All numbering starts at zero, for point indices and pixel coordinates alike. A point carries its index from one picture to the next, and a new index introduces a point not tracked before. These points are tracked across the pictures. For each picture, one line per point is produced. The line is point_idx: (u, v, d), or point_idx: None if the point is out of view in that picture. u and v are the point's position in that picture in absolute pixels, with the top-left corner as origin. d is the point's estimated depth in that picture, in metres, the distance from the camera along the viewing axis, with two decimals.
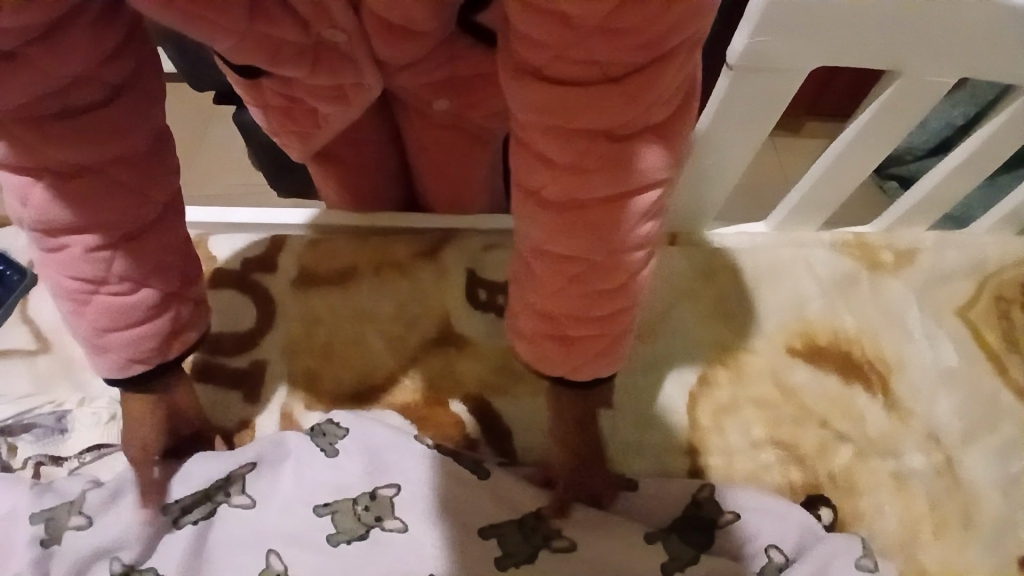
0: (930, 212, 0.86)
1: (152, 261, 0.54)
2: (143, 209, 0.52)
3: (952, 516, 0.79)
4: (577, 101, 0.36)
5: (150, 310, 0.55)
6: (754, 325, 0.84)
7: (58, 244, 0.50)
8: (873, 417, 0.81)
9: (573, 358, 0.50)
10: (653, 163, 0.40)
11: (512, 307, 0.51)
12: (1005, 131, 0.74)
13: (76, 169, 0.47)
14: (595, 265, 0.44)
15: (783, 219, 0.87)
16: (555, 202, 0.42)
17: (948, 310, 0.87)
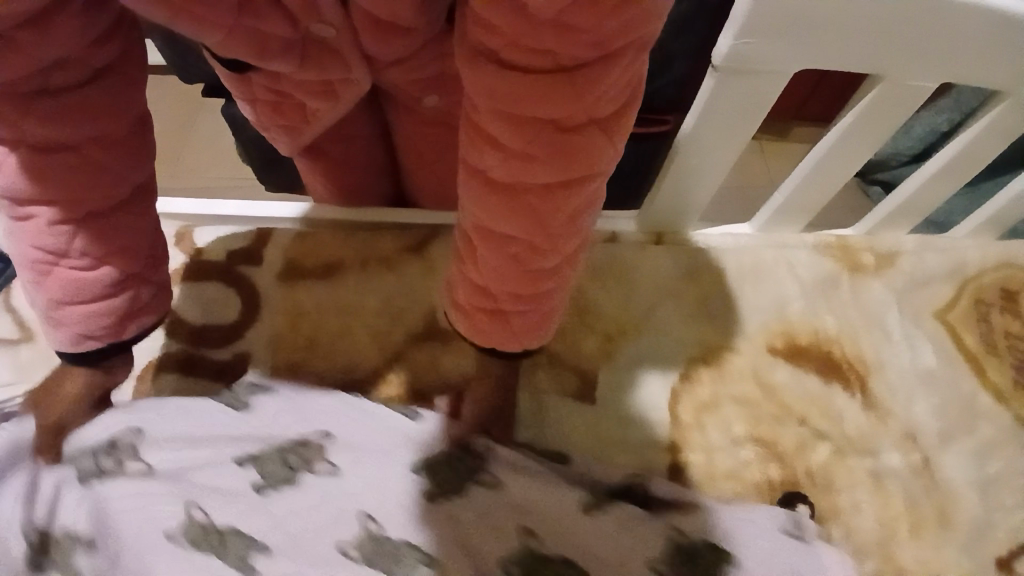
0: (909, 216, 0.88)
1: (122, 241, 0.55)
2: (118, 188, 0.52)
3: (928, 515, 0.80)
4: (526, 90, 0.37)
5: (109, 288, 0.56)
6: (736, 325, 0.85)
7: (24, 214, 0.51)
8: (852, 417, 0.82)
9: (505, 323, 0.55)
10: (594, 158, 0.42)
11: (453, 270, 0.55)
12: (986, 137, 0.76)
13: (53, 147, 0.48)
14: (533, 244, 0.48)
15: (769, 219, 0.88)
16: (498, 181, 0.44)
17: (927, 313, 0.89)
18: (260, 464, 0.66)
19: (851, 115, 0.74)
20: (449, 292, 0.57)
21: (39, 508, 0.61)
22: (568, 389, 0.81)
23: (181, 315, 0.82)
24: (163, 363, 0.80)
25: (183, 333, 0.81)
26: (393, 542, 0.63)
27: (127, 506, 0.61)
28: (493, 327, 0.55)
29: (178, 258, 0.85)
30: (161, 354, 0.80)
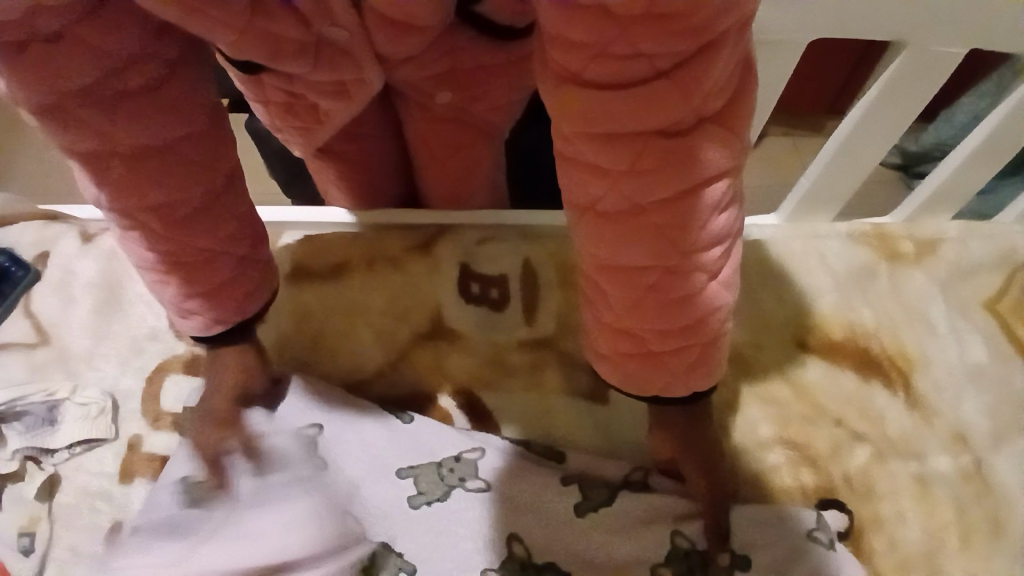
0: (949, 202, 0.81)
1: (224, 231, 0.54)
2: (209, 178, 0.51)
3: (981, 524, 0.72)
4: (624, 103, 0.33)
5: (227, 271, 0.56)
6: (763, 316, 0.80)
7: (131, 220, 0.51)
8: (894, 418, 0.76)
9: (660, 371, 0.48)
10: (723, 153, 0.37)
11: (588, 324, 0.49)
12: (1014, 117, 0.69)
13: (144, 151, 0.47)
14: (669, 270, 0.41)
15: (794, 208, 0.83)
16: (615, 210, 0.39)
17: (973, 303, 0.81)
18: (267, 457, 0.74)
19: (863, 105, 0.70)
20: (588, 348, 0.51)
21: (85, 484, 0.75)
22: (580, 388, 0.78)
23: None
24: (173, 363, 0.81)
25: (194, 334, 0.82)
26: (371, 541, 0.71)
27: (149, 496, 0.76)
28: (647, 378, 0.48)
29: None
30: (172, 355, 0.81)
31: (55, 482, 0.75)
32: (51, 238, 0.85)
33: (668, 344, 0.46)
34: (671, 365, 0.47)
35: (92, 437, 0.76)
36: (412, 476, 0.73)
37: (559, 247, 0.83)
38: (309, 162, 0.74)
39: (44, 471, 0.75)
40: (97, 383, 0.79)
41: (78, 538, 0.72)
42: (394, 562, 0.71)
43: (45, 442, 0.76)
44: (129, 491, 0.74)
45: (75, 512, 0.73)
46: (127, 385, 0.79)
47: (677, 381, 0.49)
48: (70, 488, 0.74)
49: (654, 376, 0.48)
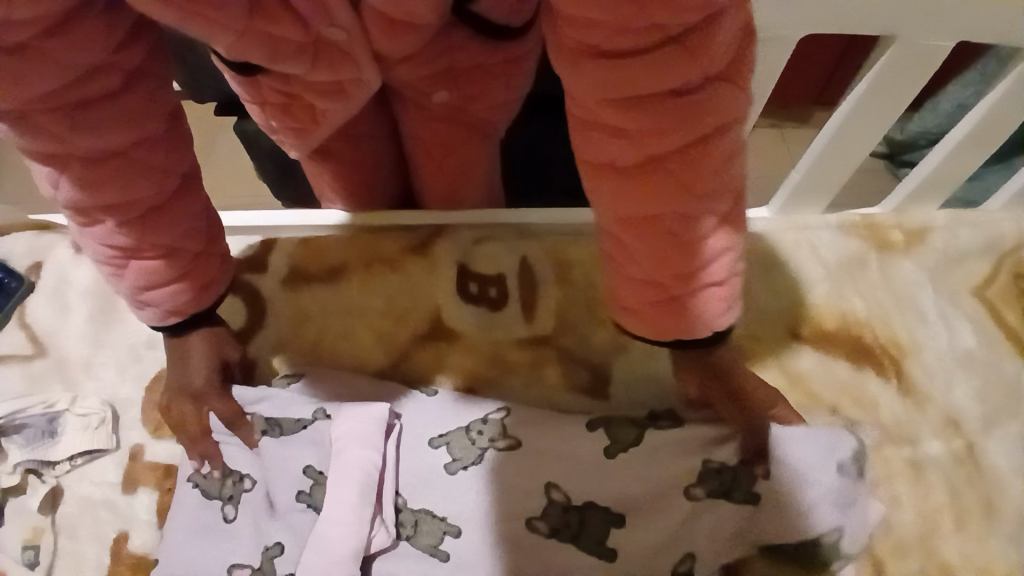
0: (938, 190, 0.82)
1: (180, 233, 0.53)
2: (166, 184, 0.51)
3: (974, 506, 0.74)
4: (640, 68, 0.34)
5: (181, 274, 0.55)
6: (758, 307, 0.81)
7: (89, 217, 0.50)
8: (887, 405, 0.77)
9: (679, 321, 0.48)
10: (731, 108, 0.38)
11: (607, 285, 0.50)
12: (1005, 104, 0.70)
13: (103, 155, 0.46)
14: (687, 216, 0.42)
15: (786, 202, 0.84)
16: (632, 168, 0.40)
17: (963, 291, 0.83)
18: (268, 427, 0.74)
19: (861, 92, 0.71)
20: (610, 311, 0.51)
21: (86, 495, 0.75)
22: (579, 383, 0.80)
23: None
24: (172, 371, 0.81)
25: None
26: (412, 510, 0.69)
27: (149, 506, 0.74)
28: (670, 332, 0.49)
29: None
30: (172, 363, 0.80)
31: (58, 494, 0.75)
32: (44, 248, 0.84)
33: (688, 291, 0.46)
34: (693, 317, 0.48)
35: (95, 447, 0.76)
36: (445, 444, 0.71)
37: (556, 245, 0.84)
38: (305, 165, 0.74)
39: (45, 483, 0.75)
40: (96, 393, 0.79)
41: (82, 549, 0.72)
42: (437, 525, 0.68)
43: (46, 454, 0.75)
44: (132, 500, 0.74)
45: (78, 523, 0.73)
46: (127, 394, 0.78)
47: (700, 332, 0.49)
48: (73, 498, 0.74)
49: (675, 327, 0.48)
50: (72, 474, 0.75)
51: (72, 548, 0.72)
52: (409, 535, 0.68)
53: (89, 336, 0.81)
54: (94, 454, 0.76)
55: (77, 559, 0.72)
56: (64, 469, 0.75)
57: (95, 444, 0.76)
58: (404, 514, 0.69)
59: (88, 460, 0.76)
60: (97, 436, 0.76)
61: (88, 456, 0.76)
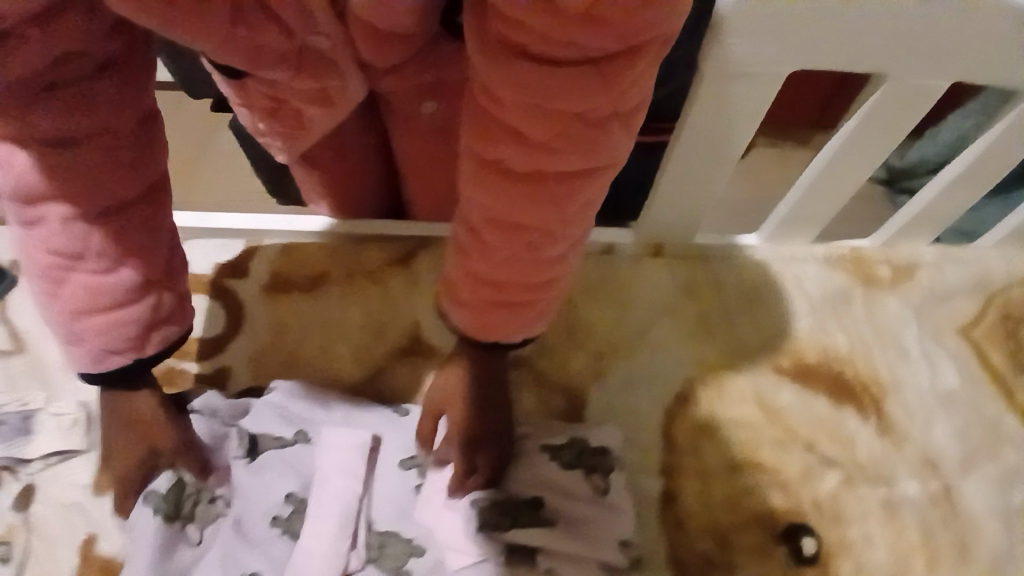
0: (930, 226, 0.81)
1: (129, 242, 0.49)
2: (128, 188, 0.47)
3: (947, 549, 0.73)
4: (551, 80, 0.33)
5: (129, 294, 0.50)
6: (737, 336, 0.80)
7: (33, 216, 0.47)
8: (864, 442, 0.76)
9: (509, 316, 0.51)
10: (614, 151, 0.39)
11: (449, 268, 0.51)
12: (1007, 140, 0.68)
13: (55, 143, 0.43)
14: (546, 233, 0.44)
15: (775, 230, 0.82)
16: (515, 173, 0.40)
17: (949, 329, 0.82)
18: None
19: (852, 120, 0.69)
20: (445, 293, 0.53)
21: (55, 498, 0.74)
22: (555, 410, 0.77)
23: None
24: None
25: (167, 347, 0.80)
26: (380, 532, 0.69)
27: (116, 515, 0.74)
28: (498, 329, 0.52)
29: None
30: None
31: (30, 492, 0.74)
32: None
33: (524, 294, 0.49)
34: (520, 319, 0.52)
35: (67, 449, 0.75)
36: (416, 466, 0.72)
37: None
38: (294, 170, 0.74)
39: (17, 479, 0.74)
40: (73, 395, 0.78)
41: (51, 551, 0.72)
42: (403, 549, 0.68)
43: (20, 451, 0.75)
44: (101, 504, 0.74)
45: (47, 525, 0.73)
46: (102, 397, 0.78)
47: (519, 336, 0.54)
48: (45, 499, 0.74)
49: (509, 327, 0.52)
50: (41, 476, 0.75)
51: (41, 550, 0.72)
52: (374, 557, 0.68)
53: None
54: (66, 456, 0.75)
55: (45, 561, 0.72)
56: (33, 470, 0.75)
57: (67, 446, 0.75)
58: (371, 536, 0.69)
59: (59, 462, 0.75)
60: (70, 437, 0.76)
61: (59, 458, 0.75)
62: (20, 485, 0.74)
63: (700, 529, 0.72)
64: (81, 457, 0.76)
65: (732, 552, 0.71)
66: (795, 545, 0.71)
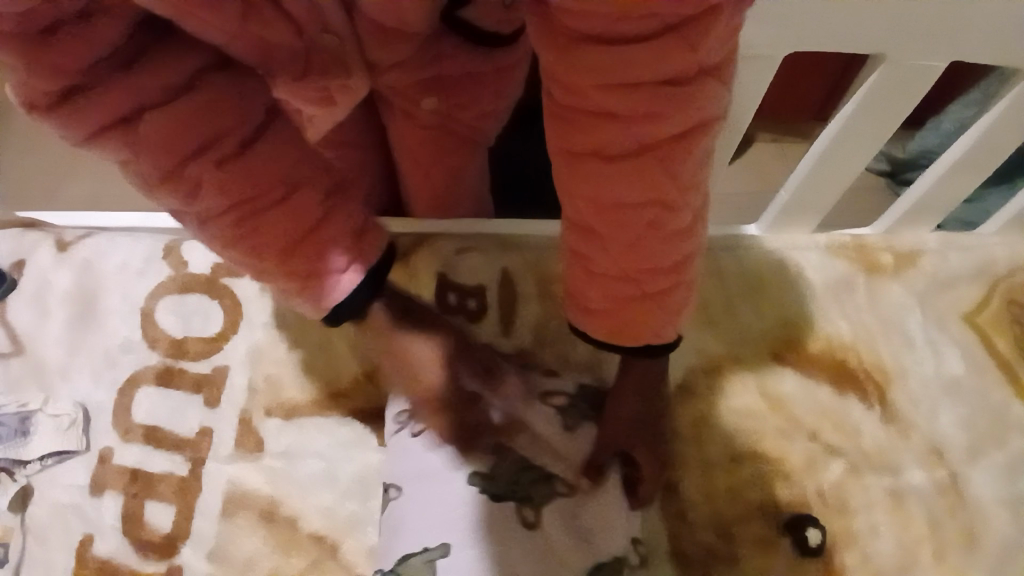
0: (929, 214, 0.80)
1: (281, 169, 0.49)
2: (252, 111, 0.47)
3: (953, 538, 0.72)
4: (637, 55, 0.32)
5: (318, 208, 0.51)
6: (738, 325, 0.79)
7: (194, 180, 0.46)
8: (870, 431, 0.75)
9: (643, 318, 0.48)
10: (710, 105, 0.37)
11: (570, 285, 0.50)
12: (1010, 117, 0.67)
13: (172, 102, 0.43)
14: (666, 205, 0.41)
15: (775, 220, 0.81)
16: (615, 154, 0.38)
17: (953, 316, 0.81)
18: (242, 435, 0.75)
19: (852, 102, 0.68)
20: (571, 308, 0.51)
21: (53, 498, 0.74)
22: None
23: (162, 329, 0.80)
24: (141, 377, 0.78)
25: (165, 346, 0.79)
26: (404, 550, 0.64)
27: (112, 515, 0.73)
28: (632, 334, 0.50)
29: (166, 272, 0.82)
30: (144, 368, 0.78)
31: (28, 493, 0.74)
32: (25, 248, 0.82)
33: (658, 283, 0.46)
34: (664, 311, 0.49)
35: (65, 449, 0.75)
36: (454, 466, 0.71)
37: (539, 261, 0.84)
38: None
39: (16, 483, 0.74)
40: (70, 394, 0.78)
41: (50, 551, 0.72)
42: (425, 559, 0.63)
43: (17, 454, 0.75)
44: (98, 503, 0.73)
45: (46, 524, 0.73)
46: (99, 397, 0.77)
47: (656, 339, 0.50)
48: (44, 498, 0.74)
49: (646, 322, 0.48)
50: (41, 476, 0.75)
51: (41, 549, 0.72)
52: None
53: (66, 336, 0.80)
54: (65, 456, 0.75)
55: (44, 561, 0.72)
56: (33, 470, 0.75)
57: (66, 446, 0.75)
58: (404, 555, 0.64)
59: (57, 463, 0.75)
60: (69, 438, 0.76)
61: (57, 459, 0.75)
62: (20, 485, 0.74)
63: (699, 521, 0.71)
64: (80, 457, 0.75)
65: (734, 541, 0.70)
66: (801, 536, 0.70)
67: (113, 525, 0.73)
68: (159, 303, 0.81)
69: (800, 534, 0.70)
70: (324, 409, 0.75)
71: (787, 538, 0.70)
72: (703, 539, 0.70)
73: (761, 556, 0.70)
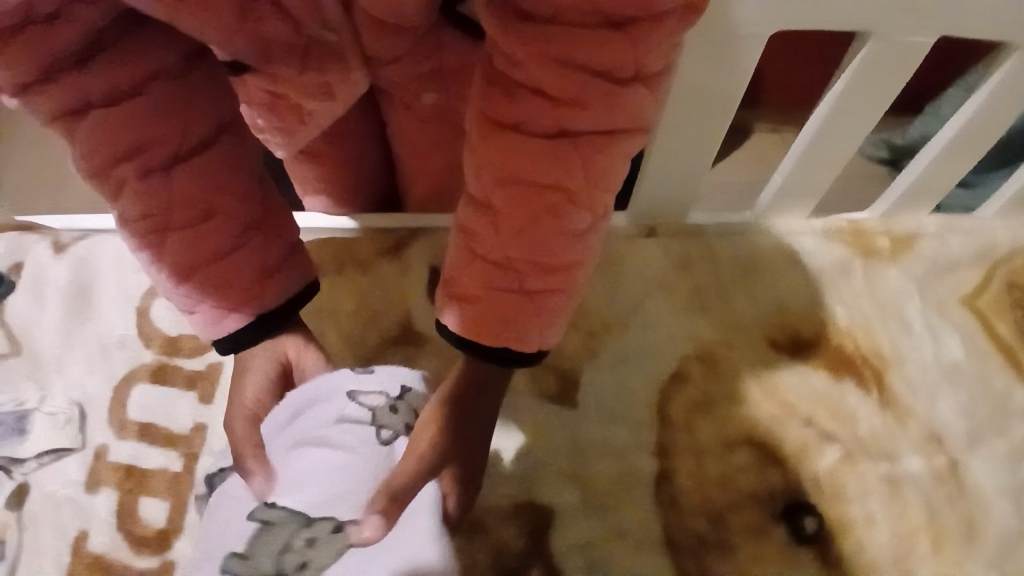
0: (925, 199, 0.79)
1: (208, 192, 0.48)
2: (194, 129, 0.47)
3: (954, 527, 0.70)
4: (577, 37, 0.34)
5: (233, 238, 0.50)
6: (732, 312, 0.78)
7: (116, 182, 0.46)
8: (866, 418, 0.74)
9: (520, 315, 0.45)
10: (638, 114, 0.39)
11: (450, 266, 0.47)
12: (996, 101, 0.67)
13: (115, 99, 0.44)
14: (571, 194, 0.41)
15: (770, 202, 0.80)
16: (536, 133, 0.39)
17: (952, 301, 0.80)
18: None
19: (841, 79, 0.66)
20: (444, 291, 0.48)
21: (48, 494, 0.74)
22: (548, 390, 0.74)
23: (157, 328, 0.81)
24: (136, 374, 0.79)
25: (160, 344, 0.80)
26: None
27: (106, 510, 0.73)
28: (508, 331, 0.46)
29: None
30: (139, 366, 0.79)
31: (24, 490, 0.74)
32: (22, 248, 0.83)
33: (540, 281, 0.44)
34: (539, 319, 0.46)
35: (61, 445, 0.75)
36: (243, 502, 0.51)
37: None
38: (288, 161, 0.74)
39: (11, 480, 0.74)
40: (66, 391, 0.78)
41: (41, 547, 0.72)
42: None
43: (14, 451, 0.75)
44: (92, 499, 0.74)
45: (40, 520, 0.73)
46: (94, 393, 0.78)
47: (532, 346, 0.47)
48: (38, 495, 0.74)
49: (514, 321, 0.45)
50: (36, 473, 0.75)
51: (33, 546, 0.72)
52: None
53: (63, 335, 0.80)
54: (60, 453, 0.75)
55: (36, 557, 0.72)
56: (28, 468, 0.75)
57: (62, 443, 0.75)
58: None
59: (52, 460, 0.75)
60: (63, 435, 0.76)
61: (53, 456, 0.75)
62: (15, 481, 0.74)
63: (688, 510, 0.70)
64: (74, 453, 0.76)
65: (730, 528, 0.69)
66: (798, 522, 0.69)
67: (105, 520, 0.73)
68: (154, 302, 0.82)
69: (797, 522, 0.69)
70: None
71: (784, 525, 0.69)
72: (699, 529, 0.69)
73: (757, 547, 0.68)
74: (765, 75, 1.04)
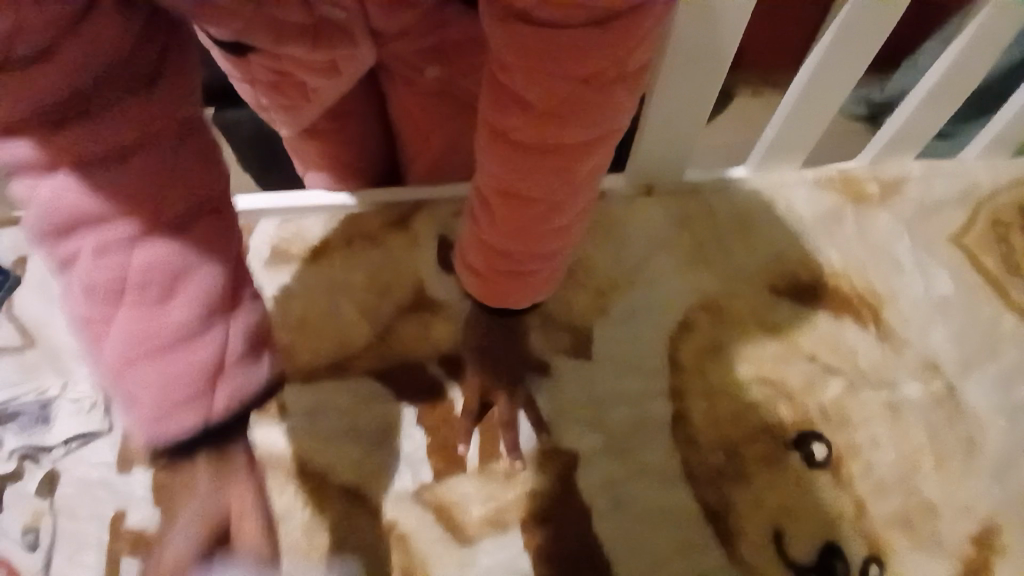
0: (910, 145, 0.83)
1: (168, 267, 0.38)
2: (166, 187, 0.38)
3: (954, 446, 0.75)
4: (562, 39, 0.33)
5: (189, 331, 0.38)
6: (735, 262, 0.82)
7: (63, 244, 0.37)
8: (866, 351, 0.78)
9: (517, 285, 0.54)
10: (617, 120, 0.40)
11: (462, 237, 0.55)
12: (969, 52, 0.71)
13: (63, 123, 0.35)
14: (554, 203, 0.45)
15: (761, 159, 0.83)
16: (527, 143, 0.40)
17: (939, 238, 0.84)
18: None
19: (830, 32, 0.68)
20: (460, 255, 0.56)
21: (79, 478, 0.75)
22: (561, 346, 0.76)
23: None
24: None
25: None
26: None
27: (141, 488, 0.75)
28: (505, 293, 0.55)
29: None
30: None
31: (54, 476, 0.75)
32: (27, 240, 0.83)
33: (530, 260, 0.50)
34: (531, 286, 0.54)
35: (88, 431, 0.76)
36: None
37: None
38: (290, 140, 0.73)
39: (41, 467, 0.76)
40: (88, 378, 0.79)
41: (81, 528, 0.73)
42: None
43: (42, 440, 0.76)
44: (126, 479, 0.75)
45: (76, 503, 0.74)
46: None
47: (526, 300, 0.57)
48: (70, 479, 0.75)
49: (513, 289, 0.55)
50: (65, 459, 0.76)
51: (72, 528, 0.73)
52: None
53: None
54: (87, 438, 0.76)
55: (77, 537, 0.73)
56: (57, 454, 0.76)
57: (88, 429, 0.76)
58: None
59: (80, 445, 0.76)
60: (89, 421, 0.77)
61: (80, 442, 0.76)
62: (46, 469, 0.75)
63: (706, 449, 0.73)
64: (102, 437, 0.77)
65: (745, 461, 0.73)
66: (807, 450, 0.73)
67: (141, 498, 0.74)
68: None
69: (806, 450, 0.73)
70: (338, 373, 0.77)
71: (795, 452, 0.73)
72: (716, 463, 0.73)
73: (773, 477, 0.72)
74: (748, 33, 1.07)
